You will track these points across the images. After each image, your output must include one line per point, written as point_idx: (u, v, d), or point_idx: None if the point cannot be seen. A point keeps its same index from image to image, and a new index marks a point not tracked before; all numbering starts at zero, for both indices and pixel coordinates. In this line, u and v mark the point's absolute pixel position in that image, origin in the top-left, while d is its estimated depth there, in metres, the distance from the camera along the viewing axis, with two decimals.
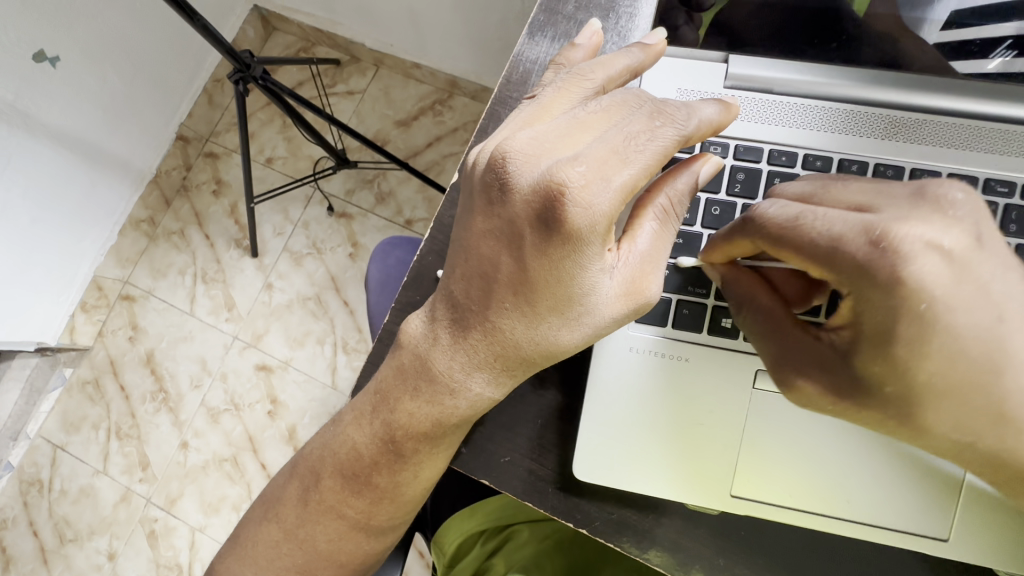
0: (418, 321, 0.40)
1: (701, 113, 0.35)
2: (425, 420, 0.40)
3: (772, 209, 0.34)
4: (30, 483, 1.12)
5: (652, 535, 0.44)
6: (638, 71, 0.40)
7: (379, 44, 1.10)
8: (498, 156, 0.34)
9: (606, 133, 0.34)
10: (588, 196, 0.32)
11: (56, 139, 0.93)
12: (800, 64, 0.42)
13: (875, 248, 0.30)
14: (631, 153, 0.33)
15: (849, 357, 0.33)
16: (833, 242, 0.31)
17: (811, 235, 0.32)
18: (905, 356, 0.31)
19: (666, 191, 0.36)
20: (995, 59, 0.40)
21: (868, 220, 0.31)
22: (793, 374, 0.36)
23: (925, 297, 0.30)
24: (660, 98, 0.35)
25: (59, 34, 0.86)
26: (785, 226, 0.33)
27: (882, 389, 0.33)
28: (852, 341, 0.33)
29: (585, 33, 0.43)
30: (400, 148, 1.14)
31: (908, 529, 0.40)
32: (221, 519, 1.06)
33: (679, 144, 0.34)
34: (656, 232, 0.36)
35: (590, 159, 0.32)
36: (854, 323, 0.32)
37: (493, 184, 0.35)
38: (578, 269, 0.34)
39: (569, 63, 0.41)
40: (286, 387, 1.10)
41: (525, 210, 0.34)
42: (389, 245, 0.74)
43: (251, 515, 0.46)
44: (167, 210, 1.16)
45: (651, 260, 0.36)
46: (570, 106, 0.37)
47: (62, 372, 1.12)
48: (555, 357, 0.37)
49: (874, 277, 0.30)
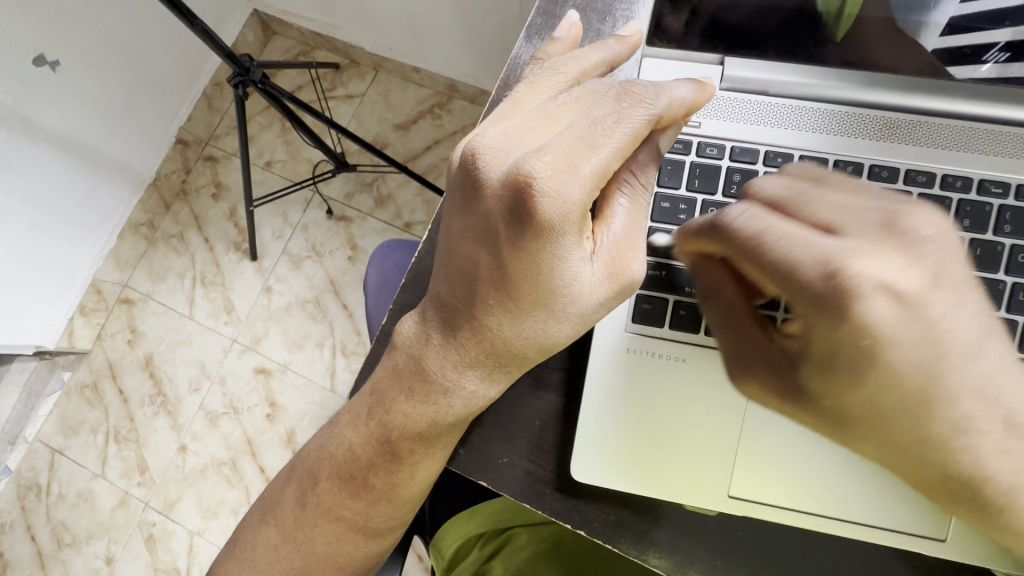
0: (409, 323, 0.40)
1: (671, 92, 0.35)
2: (419, 420, 0.40)
3: (741, 218, 0.33)
4: (28, 487, 1.11)
5: (650, 536, 0.44)
6: (614, 64, 0.41)
7: (378, 49, 1.10)
8: (467, 156, 0.35)
9: (572, 121, 0.34)
10: (557, 184, 0.32)
11: (55, 143, 0.94)
12: (796, 65, 0.42)
13: (829, 282, 0.30)
14: (597, 137, 0.33)
15: (793, 365, 0.35)
16: (789, 269, 0.31)
17: (771, 257, 0.32)
18: (841, 380, 0.32)
19: (632, 169, 0.36)
20: (989, 62, 0.39)
21: (829, 253, 0.31)
22: (741, 375, 0.37)
23: (868, 333, 0.30)
24: (627, 80, 0.35)
25: (59, 39, 0.87)
26: (756, 241, 0.32)
27: (817, 402, 0.34)
28: (800, 354, 0.34)
29: (562, 26, 0.43)
30: (399, 152, 1.14)
31: (907, 530, 0.40)
32: (219, 523, 1.06)
33: (649, 125, 0.34)
34: (628, 211, 0.36)
35: (556, 149, 0.32)
36: (803, 341, 0.34)
37: (467, 183, 0.35)
38: (557, 260, 0.34)
39: (548, 58, 0.42)
40: (285, 390, 1.09)
41: (497, 205, 0.34)
42: (388, 247, 0.74)
43: (250, 518, 0.46)
44: (166, 213, 1.16)
45: (628, 240, 0.36)
46: (544, 99, 0.38)
47: (61, 376, 1.12)
48: (545, 350, 0.37)
49: (825, 310, 0.31)
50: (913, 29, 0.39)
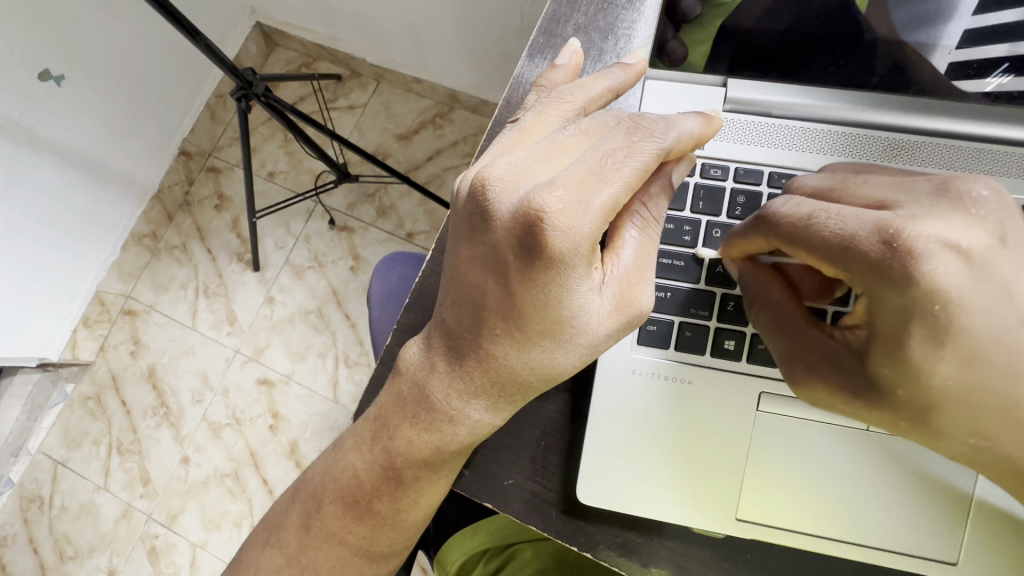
0: (415, 348, 0.40)
1: (681, 126, 0.35)
2: (424, 447, 0.39)
3: (786, 206, 0.35)
4: (30, 500, 1.11)
5: (656, 557, 0.43)
6: (619, 92, 0.41)
7: (380, 60, 1.11)
8: (477, 185, 0.35)
9: (583, 154, 0.34)
10: (568, 219, 0.32)
11: (60, 157, 0.94)
12: (798, 87, 0.43)
13: (888, 248, 0.31)
14: (608, 172, 0.33)
15: (862, 358, 0.35)
16: (844, 240, 0.32)
17: (824, 234, 0.33)
18: (921, 353, 0.32)
19: (643, 202, 0.37)
20: (992, 80, 0.40)
21: (881, 220, 0.32)
22: (803, 374, 0.37)
23: (937, 298, 0.31)
24: (637, 114, 0.35)
25: (64, 53, 0.87)
26: (800, 224, 0.34)
27: (894, 392, 0.34)
28: (866, 340, 0.34)
29: (564, 53, 0.44)
30: (401, 162, 1.14)
31: (917, 553, 0.40)
32: (222, 536, 1.06)
33: (659, 159, 0.34)
34: (639, 242, 0.37)
35: (567, 183, 0.32)
36: (866, 324, 0.34)
37: (474, 213, 0.35)
38: (564, 291, 0.34)
39: (551, 85, 0.43)
40: (287, 401, 1.09)
41: (507, 237, 0.34)
42: (391, 261, 0.74)
43: (254, 539, 0.46)
44: (170, 224, 1.17)
45: (638, 272, 0.36)
46: (551, 130, 0.38)
47: (64, 388, 1.12)
48: (551, 379, 0.37)
49: (889, 275, 0.31)
50: (925, 48, 0.40)
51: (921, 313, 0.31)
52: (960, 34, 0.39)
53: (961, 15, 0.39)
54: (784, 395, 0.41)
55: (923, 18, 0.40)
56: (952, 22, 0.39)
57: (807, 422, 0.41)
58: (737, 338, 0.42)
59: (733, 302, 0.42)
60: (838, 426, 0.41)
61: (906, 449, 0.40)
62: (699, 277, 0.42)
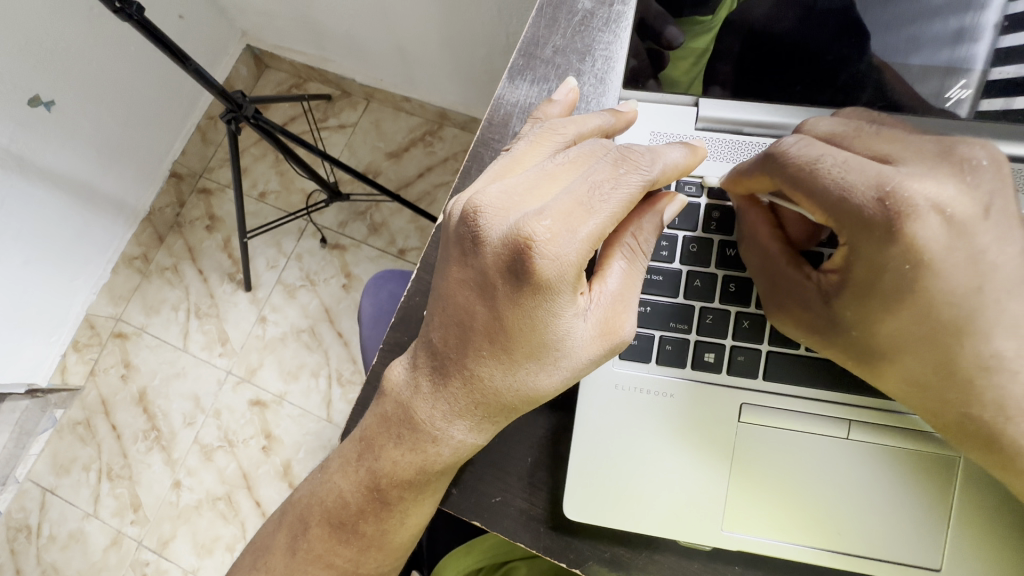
0: (400, 368, 0.41)
1: (666, 157, 0.36)
2: (408, 467, 0.40)
3: (797, 149, 0.36)
4: (18, 529, 1.10)
5: (644, 571, 0.43)
6: (609, 133, 0.42)
7: (369, 80, 1.13)
8: (469, 210, 0.35)
9: (571, 184, 0.35)
10: (555, 248, 0.33)
11: (48, 181, 0.95)
12: (768, 105, 0.44)
13: (882, 205, 0.33)
14: (595, 203, 0.33)
15: (828, 300, 0.38)
16: (842, 191, 0.33)
17: (826, 181, 0.34)
18: (877, 309, 0.35)
19: (631, 231, 0.38)
20: (952, 95, 0.42)
21: (883, 176, 0.33)
22: (777, 310, 0.40)
23: (912, 258, 0.33)
24: (626, 145, 0.36)
25: (55, 80, 0.88)
26: (805, 168, 0.35)
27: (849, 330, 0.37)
28: (837, 285, 0.37)
29: (561, 89, 0.45)
30: (391, 179, 1.16)
31: (900, 561, 0.40)
32: (214, 561, 1.04)
33: (644, 190, 0.35)
34: (625, 270, 0.37)
35: (554, 213, 0.33)
36: (842, 270, 0.36)
37: (465, 237, 0.36)
38: (550, 316, 0.35)
39: (546, 118, 0.43)
40: (280, 421, 1.08)
41: (496, 263, 0.34)
42: (380, 279, 0.74)
43: (242, 562, 0.45)
44: (160, 246, 1.16)
45: (622, 299, 0.37)
46: (541, 159, 0.39)
47: (54, 413, 1.11)
48: (535, 401, 0.38)
49: (874, 231, 0.33)
50: (947, 68, 0.42)
51: (895, 270, 0.33)
52: (967, 58, 0.41)
53: (970, 43, 0.41)
54: (766, 407, 0.42)
55: (935, 41, 0.42)
56: (963, 49, 0.41)
57: (792, 433, 0.41)
58: (717, 350, 0.42)
59: (712, 316, 0.43)
60: (822, 439, 0.41)
61: (885, 457, 0.41)
62: (678, 291, 0.43)
